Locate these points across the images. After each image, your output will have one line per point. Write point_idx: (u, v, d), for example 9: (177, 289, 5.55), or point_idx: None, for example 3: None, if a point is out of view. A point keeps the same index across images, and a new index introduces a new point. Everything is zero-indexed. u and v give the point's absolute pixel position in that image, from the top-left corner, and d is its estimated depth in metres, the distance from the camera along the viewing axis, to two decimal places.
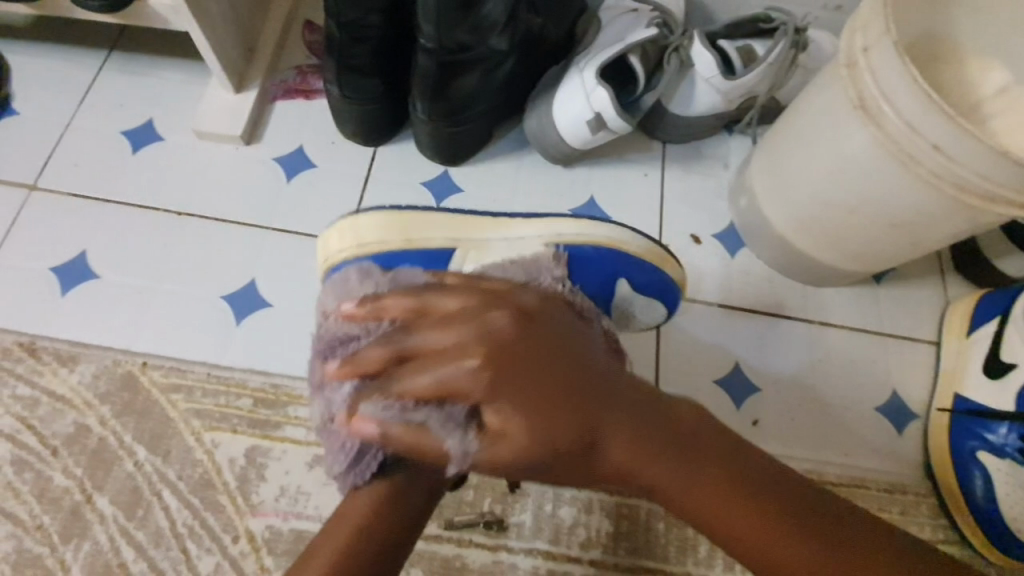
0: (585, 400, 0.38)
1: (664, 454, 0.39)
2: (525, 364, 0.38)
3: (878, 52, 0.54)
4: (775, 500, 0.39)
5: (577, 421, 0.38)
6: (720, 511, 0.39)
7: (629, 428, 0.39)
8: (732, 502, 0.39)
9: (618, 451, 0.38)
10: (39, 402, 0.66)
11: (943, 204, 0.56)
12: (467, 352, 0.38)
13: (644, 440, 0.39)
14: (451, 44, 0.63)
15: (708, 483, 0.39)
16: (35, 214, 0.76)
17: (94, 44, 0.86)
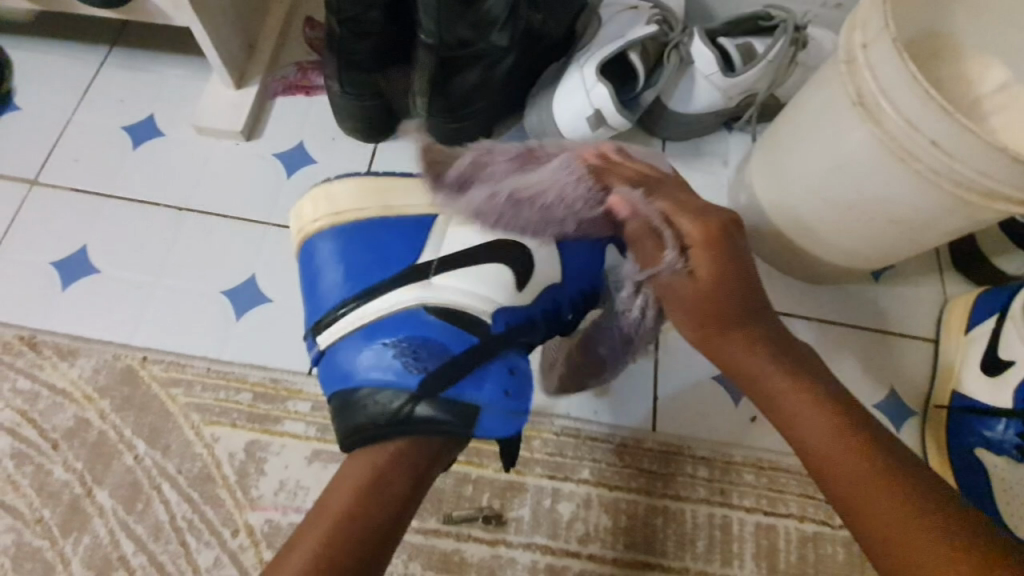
0: (750, 309, 0.49)
1: (794, 372, 0.47)
2: (733, 259, 0.48)
3: (877, 48, 0.54)
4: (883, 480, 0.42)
5: (748, 316, 0.48)
6: (830, 463, 0.44)
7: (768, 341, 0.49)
8: (849, 463, 0.43)
9: (766, 360, 0.48)
10: (38, 396, 0.67)
11: (941, 201, 0.56)
12: (708, 225, 0.48)
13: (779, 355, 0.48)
14: (451, 41, 0.63)
15: (825, 410, 0.46)
16: (35, 208, 0.76)
17: (96, 39, 0.86)
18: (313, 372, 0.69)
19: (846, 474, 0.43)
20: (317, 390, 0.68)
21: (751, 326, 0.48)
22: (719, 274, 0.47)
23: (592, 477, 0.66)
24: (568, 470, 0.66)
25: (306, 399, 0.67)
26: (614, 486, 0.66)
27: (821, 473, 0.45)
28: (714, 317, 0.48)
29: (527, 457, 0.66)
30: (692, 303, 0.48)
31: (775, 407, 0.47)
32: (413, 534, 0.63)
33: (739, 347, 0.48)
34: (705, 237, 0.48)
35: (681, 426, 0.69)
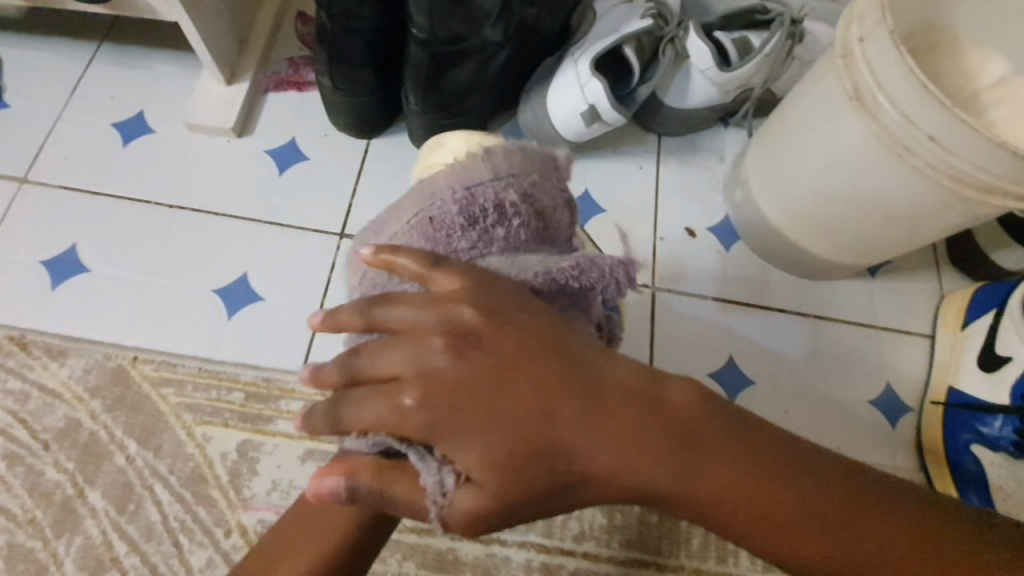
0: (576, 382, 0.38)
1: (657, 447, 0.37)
2: (488, 381, 0.38)
3: (874, 42, 0.53)
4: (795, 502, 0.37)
5: (555, 432, 0.37)
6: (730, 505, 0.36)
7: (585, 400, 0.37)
8: (732, 483, 0.36)
9: (594, 435, 0.37)
10: (29, 397, 0.66)
11: (938, 196, 0.56)
12: (435, 330, 0.39)
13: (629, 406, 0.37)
14: (443, 34, 0.63)
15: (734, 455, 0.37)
16: (25, 206, 0.75)
17: (84, 35, 0.85)
18: None
19: (738, 509, 0.37)
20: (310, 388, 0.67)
21: (533, 439, 0.36)
22: (502, 380, 0.37)
23: None
24: None
25: (298, 398, 0.67)
26: None
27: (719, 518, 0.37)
28: (527, 456, 0.36)
29: None
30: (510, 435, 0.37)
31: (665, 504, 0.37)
32: (407, 533, 0.63)
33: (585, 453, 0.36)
34: (451, 314, 0.40)
35: None
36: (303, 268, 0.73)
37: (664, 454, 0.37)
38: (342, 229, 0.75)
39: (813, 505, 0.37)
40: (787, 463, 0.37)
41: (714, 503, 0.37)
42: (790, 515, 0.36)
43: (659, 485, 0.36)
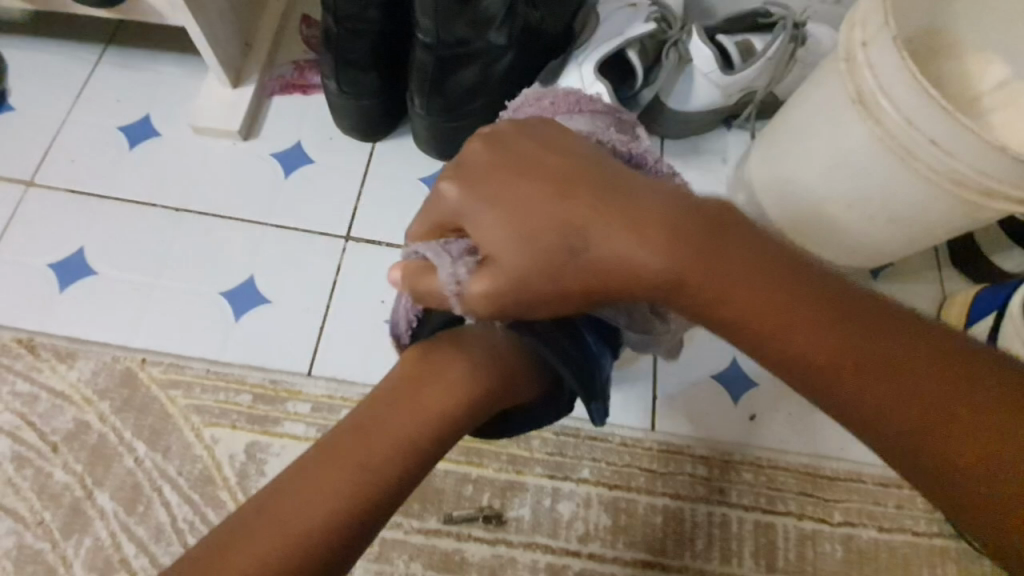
0: (676, 236, 0.35)
1: (790, 299, 0.34)
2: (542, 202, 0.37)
3: (877, 47, 0.54)
4: (909, 374, 0.32)
5: (670, 245, 0.35)
6: (851, 393, 0.33)
7: (661, 230, 0.35)
8: (861, 354, 0.33)
9: (736, 283, 0.35)
10: (38, 399, 0.67)
11: (940, 199, 0.56)
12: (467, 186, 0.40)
13: (693, 241, 0.35)
14: (449, 39, 0.63)
15: (825, 342, 0.33)
16: (32, 209, 0.76)
17: (89, 38, 0.86)
18: (312, 373, 0.69)
19: (873, 401, 0.33)
20: (317, 390, 0.68)
21: (565, 226, 0.36)
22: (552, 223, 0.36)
23: (591, 476, 0.66)
24: (568, 469, 0.66)
25: (305, 400, 0.68)
26: (613, 485, 0.66)
27: (873, 422, 0.33)
28: (562, 269, 0.37)
29: (527, 458, 0.67)
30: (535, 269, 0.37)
31: (791, 370, 0.35)
32: (414, 534, 0.63)
33: (642, 260, 0.35)
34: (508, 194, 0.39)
35: (681, 425, 0.69)
36: (309, 271, 0.74)
37: (818, 327, 0.34)
38: (348, 231, 0.76)
39: (902, 384, 0.32)
40: (881, 328, 0.33)
41: (833, 345, 0.33)
42: (912, 396, 0.32)
43: (799, 344, 0.34)
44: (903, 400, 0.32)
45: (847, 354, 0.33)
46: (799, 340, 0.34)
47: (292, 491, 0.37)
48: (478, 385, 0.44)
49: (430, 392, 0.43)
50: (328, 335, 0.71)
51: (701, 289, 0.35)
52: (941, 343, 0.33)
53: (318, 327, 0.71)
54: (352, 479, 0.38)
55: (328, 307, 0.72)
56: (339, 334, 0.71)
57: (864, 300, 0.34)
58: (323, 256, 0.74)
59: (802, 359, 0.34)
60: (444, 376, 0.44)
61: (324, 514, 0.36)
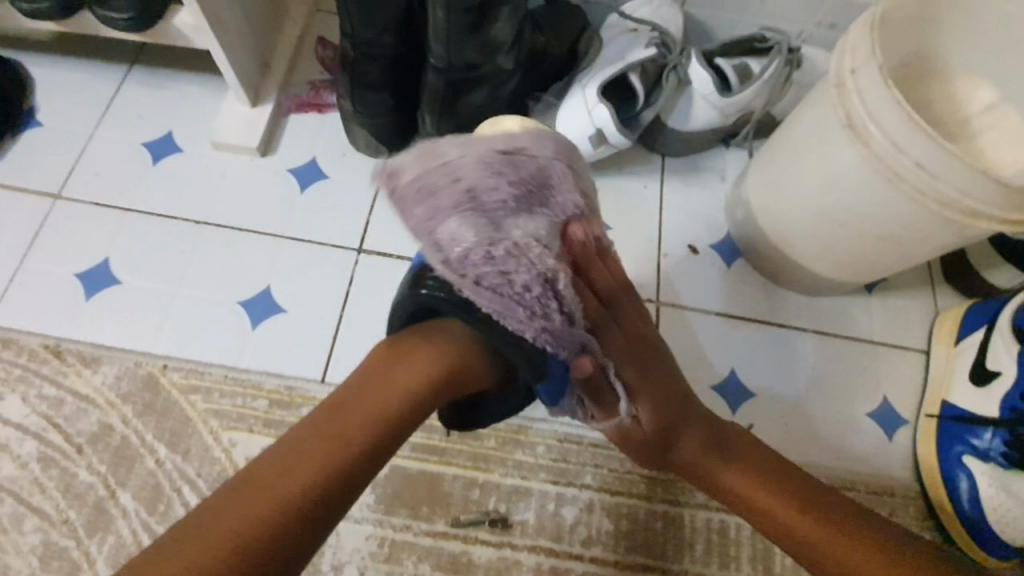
0: (711, 447, 0.56)
1: (776, 482, 0.54)
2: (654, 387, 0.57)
3: (865, 74, 0.56)
4: (843, 529, 0.50)
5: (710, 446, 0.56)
6: (807, 547, 0.51)
7: (705, 439, 0.57)
8: (819, 536, 0.50)
9: (744, 477, 0.55)
10: (64, 403, 0.70)
11: (927, 218, 0.59)
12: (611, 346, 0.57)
13: (718, 452, 0.56)
14: (459, 63, 0.67)
15: (809, 517, 0.51)
16: (60, 221, 0.79)
17: (115, 59, 0.90)
18: (326, 380, 0.72)
19: (816, 549, 0.50)
20: None
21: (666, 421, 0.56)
22: (664, 415, 0.56)
23: (594, 482, 0.69)
24: (571, 475, 0.69)
25: None
26: (616, 491, 0.68)
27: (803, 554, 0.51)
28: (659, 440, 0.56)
29: (532, 464, 0.69)
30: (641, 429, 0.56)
31: (757, 519, 0.53)
32: (423, 536, 0.66)
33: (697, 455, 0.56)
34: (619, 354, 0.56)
35: None
36: (324, 282, 0.77)
37: (767, 487, 0.54)
38: (360, 244, 0.79)
39: (860, 551, 0.49)
40: (849, 520, 0.51)
41: (796, 521, 0.51)
42: (845, 544, 0.49)
43: (772, 514, 0.52)
44: (867, 562, 0.48)
45: (807, 517, 0.51)
46: (779, 505, 0.53)
47: (274, 462, 0.42)
48: (436, 367, 0.49)
49: (394, 376, 0.48)
50: (341, 343, 0.74)
51: (736, 485, 0.54)
52: (870, 523, 0.50)
53: (332, 336, 0.74)
54: (323, 453, 0.43)
55: (341, 317, 0.75)
56: (352, 342, 0.74)
57: (827, 490, 0.53)
58: (337, 267, 0.77)
59: (785, 524, 0.52)
60: (402, 361, 0.49)
61: (306, 482, 0.41)
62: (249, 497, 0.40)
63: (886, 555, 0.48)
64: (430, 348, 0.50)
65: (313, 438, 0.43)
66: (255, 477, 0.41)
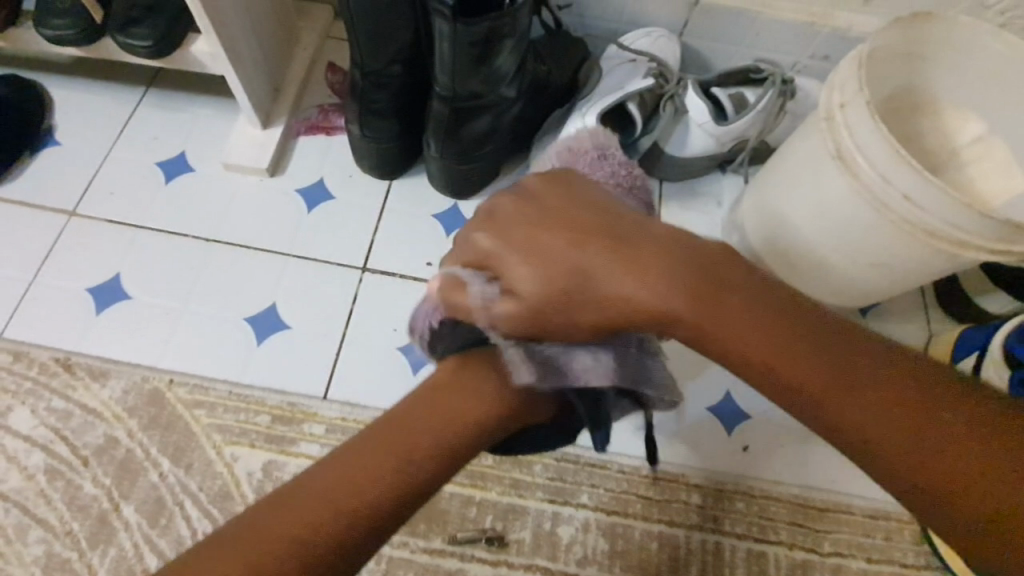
0: (671, 258, 0.37)
1: (834, 359, 0.35)
2: (588, 231, 0.39)
3: (853, 109, 0.59)
4: (926, 399, 0.34)
5: (693, 283, 0.37)
6: (876, 442, 0.34)
7: (743, 301, 0.37)
8: (894, 432, 0.33)
9: (778, 340, 0.35)
10: (72, 415, 0.71)
11: (915, 247, 0.61)
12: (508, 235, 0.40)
13: (714, 287, 0.37)
14: (464, 93, 0.70)
15: (892, 413, 0.34)
16: (74, 236, 0.82)
17: (132, 81, 0.93)
18: (328, 396, 0.73)
19: (886, 441, 0.33)
20: (332, 413, 0.72)
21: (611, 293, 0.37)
22: (626, 258, 0.38)
23: (590, 502, 0.69)
24: (568, 494, 0.70)
25: (321, 422, 0.72)
26: (611, 511, 0.69)
27: (885, 463, 0.34)
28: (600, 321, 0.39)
29: (529, 482, 0.70)
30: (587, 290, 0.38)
31: (804, 403, 0.35)
32: (420, 553, 0.66)
33: (679, 311, 0.36)
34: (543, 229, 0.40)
35: (677, 454, 0.72)
36: (328, 299, 0.79)
37: (830, 381, 0.35)
38: (364, 263, 0.81)
39: (933, 431, 0.33)
40: (925, 396, 0.34)
41: (847, 410, 0.34)
42: (932, 437, 0.33)
43: (806, 378, 0.35)
44: (952, 466, 0.33)
45: (860, 396, 0.34)
46: (811, 374, 0.35)
47: (329, 474, 0.38)
48: (495, 403, 0.43)
49: (448, 406, 0.43)
50: (344, 360, 0.75)
51: (750, 341, 0.36)
52: (952, 392, 0.34)
53: (334, 352, 0.75)
54: (363, 485, 0.38)
55: (343, 334, 0.77)
56: (354, 359, 0.75)
57: (930, 379, 0.34)
58: (341, 286, 0.79)
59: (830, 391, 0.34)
60: (461, 391, 0.43)
61: (354, 505, 0.37)
62: (281, 516, 0.36)
63: (969, 422, 0.33)
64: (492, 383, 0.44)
65: (355, 463, 0.39)
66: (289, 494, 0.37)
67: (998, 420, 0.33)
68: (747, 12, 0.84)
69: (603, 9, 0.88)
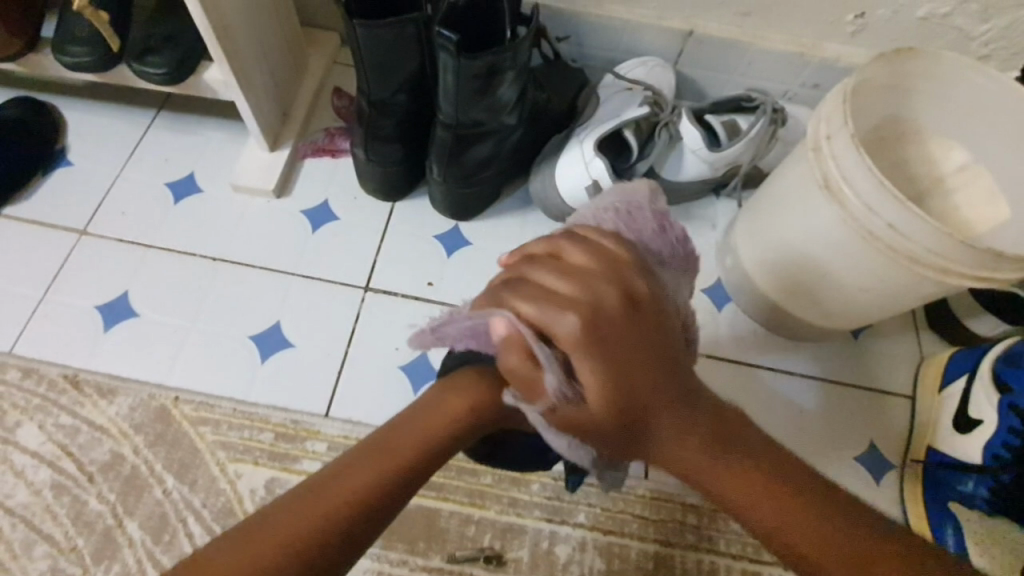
0: (672, 401, 0.44)
1: (785, 484, 0.45)
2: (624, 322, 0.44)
3: (839, 141, 0.61)
4: (870, 535, 0.42)
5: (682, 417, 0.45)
6: (816, 551, 0.43)
7: (706, 437, 0.45)
8: (831, 533, 0.43)
9: (736, 466, 0.45)
10: (79, 432, 0.73)
11: (901, 274, 0.63)
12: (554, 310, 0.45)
13: (717, 427, 0.46)
14: (466, 120, 0.73)
15: (819, 520, 0.43)
16: (85, 255, 0.84)
17: (144, 104, 0.96)
18: (330, 414, 0.75)
19: (828, 545, 0.42)
20: (334, 431, 0.74)
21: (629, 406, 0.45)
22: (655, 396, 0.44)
23: (587, 521, 0.70)
24: (565, 513, 0.71)
25: (322, 439, 0.73)
26: (608, 530, 0.70)
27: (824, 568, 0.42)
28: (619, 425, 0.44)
29: (527, 501, 0.71)
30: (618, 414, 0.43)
31: (746, 510, 0.45)
32: (419, 572, 0.67)
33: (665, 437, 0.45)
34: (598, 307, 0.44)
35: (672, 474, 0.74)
36: (332, 318, 0.81)
37: (773, 491, 0.44)
38: (367, 282, 0.83)
39: (867, 545, 0.42)
40: (853, 514, 0.44)
41: (794, 511, 0.44)
42: (868, 551, 0.42)
43: (763, 506, 0.44)
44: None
45: (771, 508, 0.44)
46: (768, 501, 0.44)
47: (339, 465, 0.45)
48: (472, 407, 0.50)
49: (431, 412, 0.49)
50: (346, 378, 0.77)
51: (691, 461, 0.45)
52: (889, 530, 0.43)
53: (337, 371, 0.77)
54: (365, 478, 0.45)
55: (346, 353, 0.78)
56: (355, 378, 0.77)
57: (866, 527, 0.43)
58: (345, 305, 0.81)
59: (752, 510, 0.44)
60: (439, 398, 0.50)
61: (358, 488, 0.44)
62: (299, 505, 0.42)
63: (882, 543, 0.42)
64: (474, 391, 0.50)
65: (356, 463, 0.45)
66: (302, 492, 0.43)
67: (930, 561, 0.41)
68: (739, 42, 0.87)
69: (601, 38, 0.91)
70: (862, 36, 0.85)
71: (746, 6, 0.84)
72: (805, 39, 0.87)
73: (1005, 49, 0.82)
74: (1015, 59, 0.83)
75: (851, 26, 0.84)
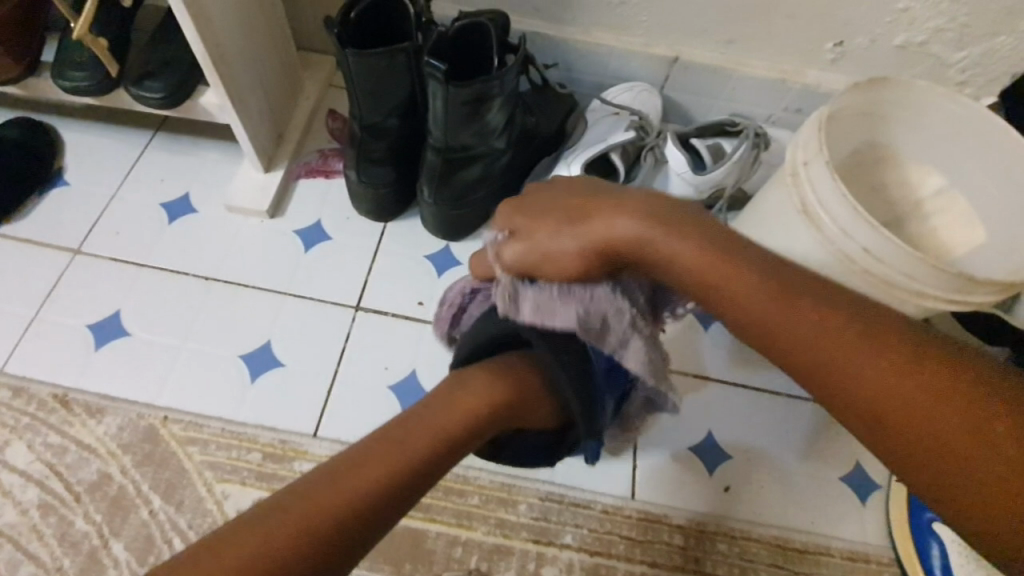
0: (699, 235, 0.46)
1: (823, 310, 0.42)
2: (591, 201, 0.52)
3: (815, 167, 0.63)
4: (908, 369, 0.39)
5: (728, 267, 0.45)
6: (870, 404, 0.39)
7: (741, 267, 0.45)
8: (861, 373, 0.40)
9: (778, 296, 0.43)
10: (67, 451, 0.73)
11: (879, 297, 0.64)
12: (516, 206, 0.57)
13: (728, 258, 0.45)
14: (455, 144, 0.75)
15: (825, 320, 0.42)
16: (78, 275, 0.85)
17: (141, 126, 0.98)
18: (318, 434, 0.75)
19: (858, 387, 0.40)
20: (321, 451, 0.74)
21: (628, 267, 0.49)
22: (688, 245, 0.46)
23: (574, 542, 0.71)
24: (552, 535, 0.71)
25: (310, 459, 0.73)
26: (595, 551, 0.70)
27: (879, 413, 0.39)
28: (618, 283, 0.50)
29: (514, 521, 0.71)
30: (665, 272, 0.48)
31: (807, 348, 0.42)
32: None
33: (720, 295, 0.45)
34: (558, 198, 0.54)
35: (659, 494, 0.74)
36: (322, 337, 0.81)
37: (822, 314, 0.42)
38: (357, 302, 0.84)
39: (885, 355, 0.40)
40: (909, 361, 0.39)
41: (828, 316, 0.42)
42: (902, 401, 0.38)
43: (821, 356, 0.41)
44: (926, 412, 0.38)
45: (859, 353, 0.40)
46: (853, 364, 0.40)
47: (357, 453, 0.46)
48: (480, 408, 0.53)
49: (443, 412, 0.51)
50: (334, 398, 0.77)
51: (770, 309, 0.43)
52: (941, 370, 0.39)
53: (326, 391, 0.77)
54: (382, 468, 0.46)
55: (336, 373, 0.79)
56: (344, 398, 0.77)
57: (915, 344, 0.40)
58: (335, 324, 0.82)
59: (851, 375, 0.40)
60: (451, 397, 0.53)
61: (371, 476, 0.45)
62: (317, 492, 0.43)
63: (938, 401, 0.38)
64: (488, 393, 0.53)
65: (370, 460, 0.46)
66: (322, 484, 0.44)
67: (967, 393, 0.37)
68: (723, 69, 0.90)
69: (589, 64, 0.93)
70: (842, 63, 0.88)
71: (729, 34, 0.87)
72: (787, 66, 0.89)
73: (981, 76, 0.84)
74: (992, 85, 0.85)
75: (831, 53, 0.86)
